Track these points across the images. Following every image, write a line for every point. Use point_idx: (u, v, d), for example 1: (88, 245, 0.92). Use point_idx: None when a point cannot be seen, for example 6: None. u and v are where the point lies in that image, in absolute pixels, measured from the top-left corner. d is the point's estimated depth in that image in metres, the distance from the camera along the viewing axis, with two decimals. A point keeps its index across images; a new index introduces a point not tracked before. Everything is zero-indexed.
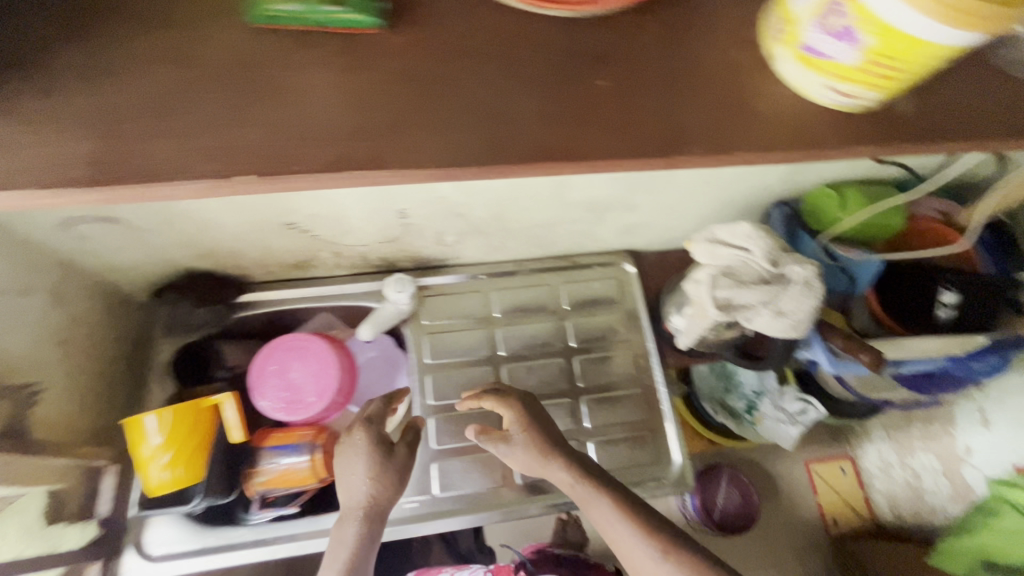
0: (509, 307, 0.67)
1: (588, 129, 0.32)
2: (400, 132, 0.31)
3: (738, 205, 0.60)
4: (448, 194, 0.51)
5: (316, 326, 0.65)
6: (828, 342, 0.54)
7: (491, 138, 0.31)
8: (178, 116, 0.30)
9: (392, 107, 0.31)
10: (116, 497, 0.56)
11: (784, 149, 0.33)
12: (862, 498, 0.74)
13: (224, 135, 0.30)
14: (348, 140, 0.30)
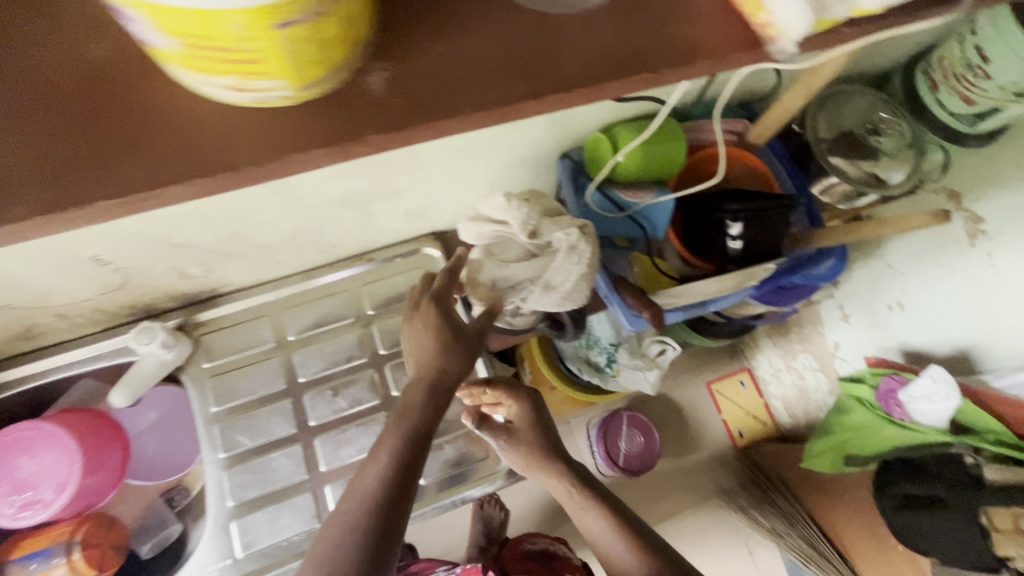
0: (306, 327, 0.76)
1: (434, 108, 0.33)
2: (370, 131, 0.33)
3: (531, 159, 0.69)
4: (144, 229, 0.54)
5: (78, 396, 0.73)
6: (621, 296, 0.68)
7: (353, 121, 0.33)
8: (159, 139, 0.30)
9: (313, 124, 0.32)
10: None
11: (414, 120, 0.33)
12: (762, 404, 1.07)
13: (163, 164, 0.30)
14: (326, 144, 0.32)
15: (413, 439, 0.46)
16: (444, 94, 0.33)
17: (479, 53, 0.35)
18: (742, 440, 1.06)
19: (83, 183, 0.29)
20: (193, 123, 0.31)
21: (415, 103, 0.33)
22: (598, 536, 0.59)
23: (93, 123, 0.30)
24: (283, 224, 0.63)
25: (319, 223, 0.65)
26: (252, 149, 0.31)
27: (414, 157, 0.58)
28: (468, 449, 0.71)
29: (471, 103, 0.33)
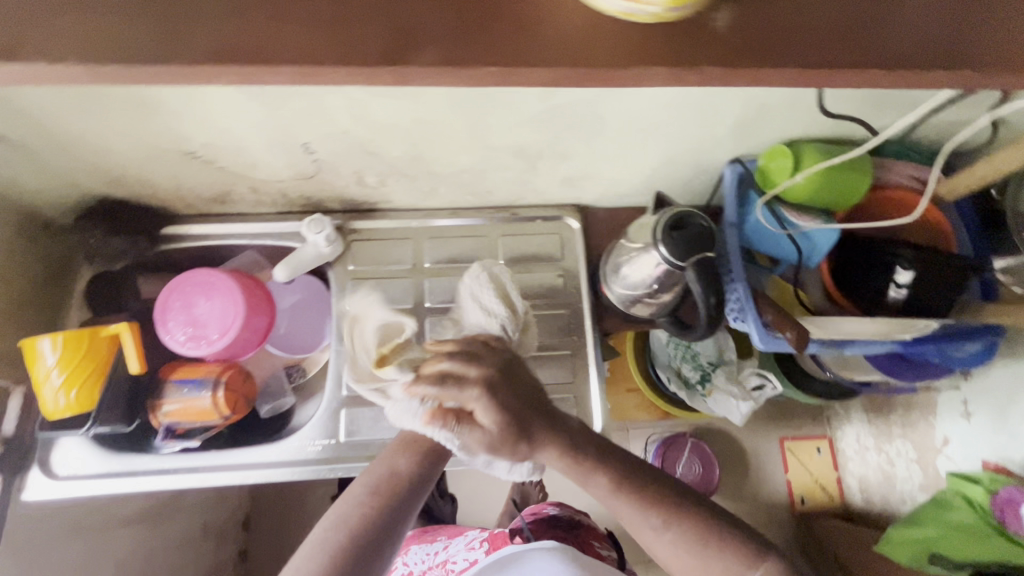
0: (440, 257, 0.70)
1: (584, 51, 0.33)
2: (489, 43, 0.32)
3: (697, 164, 0.63)
4: (345, 124, 0.52)
5: (241, 262, 0.68)
6: (760, 314, 0.56)
7: (520, 48, 0.32)
8: (181, 13, 0.31)
9: (479, 34, 0.32)
10: (23, 418, 0.58)
11: (626, 64, 0.32)
12: (834, 479, 0.86)
13: (254, 36, 0.31)
14: (426, 47, 0.32)
15: (381, 499, 0.41)
16: (692, 41, 0.33)
17: None
18: (802, 507, 0.86)
19: (274, 39, 0.31)
20: (538, 29, 0.33)
21: (492, 44, 0.33)
22: (632, 531, 0.42)
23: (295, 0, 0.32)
24: (459, 158, 0.60)
25: (490, 165, 0.62)
26: (563, 53, 0.32)
27: (604, 120, 0.54)
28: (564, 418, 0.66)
29: (791, 63, 0.33)
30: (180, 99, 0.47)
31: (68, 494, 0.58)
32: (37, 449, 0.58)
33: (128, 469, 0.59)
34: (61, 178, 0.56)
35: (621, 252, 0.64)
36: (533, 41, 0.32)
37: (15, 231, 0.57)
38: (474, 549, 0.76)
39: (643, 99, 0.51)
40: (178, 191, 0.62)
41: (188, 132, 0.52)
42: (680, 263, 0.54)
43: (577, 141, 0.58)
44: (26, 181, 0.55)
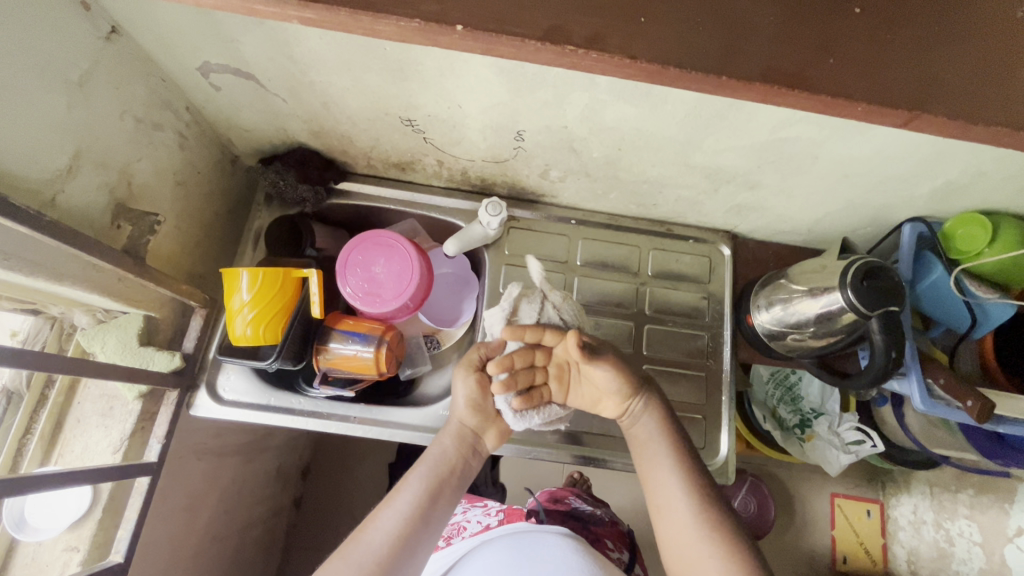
0: (589, 258, 0.99)
1: (864, 81, 0.44)
2: (823, 60, 0.44)
3: (832, 212, 0.86)
4: (572, 126, 0.76)
5: (407, 228, 1.03)
6: (924, 378, 0.73)
7: (830, 75, 0.44)
8: (642, 23, 0.43)
9: (798, 55, 0.44)
10: (199, 337, 0.85)
11: (904, 105, 0.44)
12: (880, 543, 1.10)
13: (637, 28, 0.43)
14: (779, 82, 0.44)
15: (435, 482, 0.60)
16: (891, 85, 0.44)
17: (908, 24, 0.45)
18: (842, 565, 1.11)
19: (751, 58, 0.44)
20: (825, 65, 0.44)
21: (793, 56, 0.44)
22: (664, 488, 0.58)
23: (693, 12, 0.44)
24: (650, 171, 0.84)
25: (668, 179, 0.86)
26: (906, 99, 0.44)
27: (777, 166, 0.76)
28: (686, 432, 0.91)
29: (951, 108, 0.44)
30: (442, 59, 0.66)
31: (229, 415, 0.83)
32: (208, 367, 0.84)
33: (280, 403, 0.84)
34: (280, 126, 0.87)
35: (786, 293, 0.84)
36: (827, 64, 0.44)
37: (199, 150, 0.88)
38: (490, 515, 0.88)
39: (868, 140, 0.67)
40: (368, 149, 0.92)
41: (422, 105, 0.76)
42: (869, 312, 0.70)
43: (770, 176, 0.80)
44: (243, 119, 0.86)
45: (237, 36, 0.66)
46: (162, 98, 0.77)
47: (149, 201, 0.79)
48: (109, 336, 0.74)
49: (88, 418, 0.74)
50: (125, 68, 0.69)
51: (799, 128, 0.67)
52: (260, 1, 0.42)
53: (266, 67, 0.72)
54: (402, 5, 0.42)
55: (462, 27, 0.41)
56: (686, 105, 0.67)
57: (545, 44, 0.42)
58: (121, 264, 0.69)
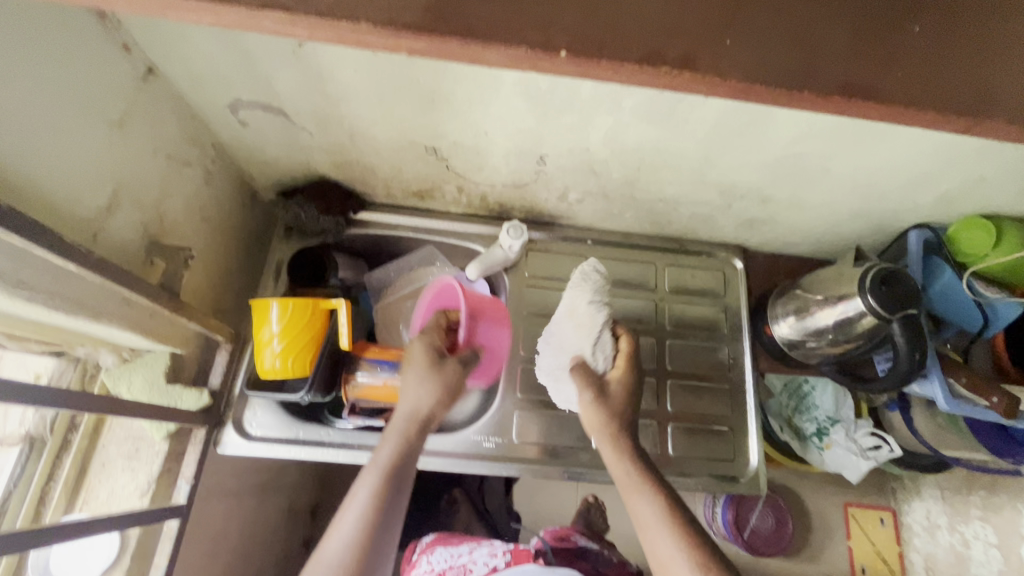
0: (607, 277, 1.01)
1: (931, 93, 0.48)
2: (888, 74, 0.48)
3: (839, 221, 0.90)
4: (594, 149, 0.79)
5: (422, 254, 1.04)
6: (947, 378, 0.75)
7: (896, 89, 0.48)
8: (725, 43, 0.46)
9: (867, 70, 0.48)
10: (224, 374, 0.84)
11: (964, 114, 0.48)
12: (896, 551, 1.07)
13: (721, 48, 0.46)
14: (849, 95, 0.47)
15: (389, 482, 0.56)
16: (953, 94, 0.48)
17: (966, 38, 0.49)
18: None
19: (823, 75, 0.47)
20: (894, 80, 0.48)
21: (856, 71, 0.48)
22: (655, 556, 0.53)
23: (768, 34, 0.47)
24: (666, 190, 0.88)
25: (683, 197, 0.89)
26: (970, 106, 0.48)
27: (789, 179, 0.80)
28: (715, 445, 0.91)
29: (1009, 116, 0.49)
30: (473, 88, 0.69)
31: (257, 451, 0.81)
32: (234, 405, 0.83)
33: (308, 437, 0.82)
34: (302, 158, 0.88)
35: (801, 302, 0.88)
36: (892, 78, 0.48)
37: (223, 185, 0.89)
38: (496, 556, 0.84)
39: (876, 153, 0.72)
40: (388, 179, 0.94)
41: (447, 133, 0.79)
42: (889, 315, 0.73)
43: (782, 191, 0.84)
44: (269, 153, 0.87)
45: (272, 72, 0.68)
46: (191, 135, 0.78)
47: (177, 237, 0.80)
48: (134, 376, 0.73)
49: (114, 462, 0.73)
50: (158, 106, 0.70)
51: (813, 142, 0.71)
52: (371, 32, 0.44)
53: (297, 102, 0.74)
54: (511, 34, 0.44)
55: (566, 52, 0.44)
56: (709, 124, 0.70)
57: (642, 67, 0.45)
58: (156, 299, 0.69)
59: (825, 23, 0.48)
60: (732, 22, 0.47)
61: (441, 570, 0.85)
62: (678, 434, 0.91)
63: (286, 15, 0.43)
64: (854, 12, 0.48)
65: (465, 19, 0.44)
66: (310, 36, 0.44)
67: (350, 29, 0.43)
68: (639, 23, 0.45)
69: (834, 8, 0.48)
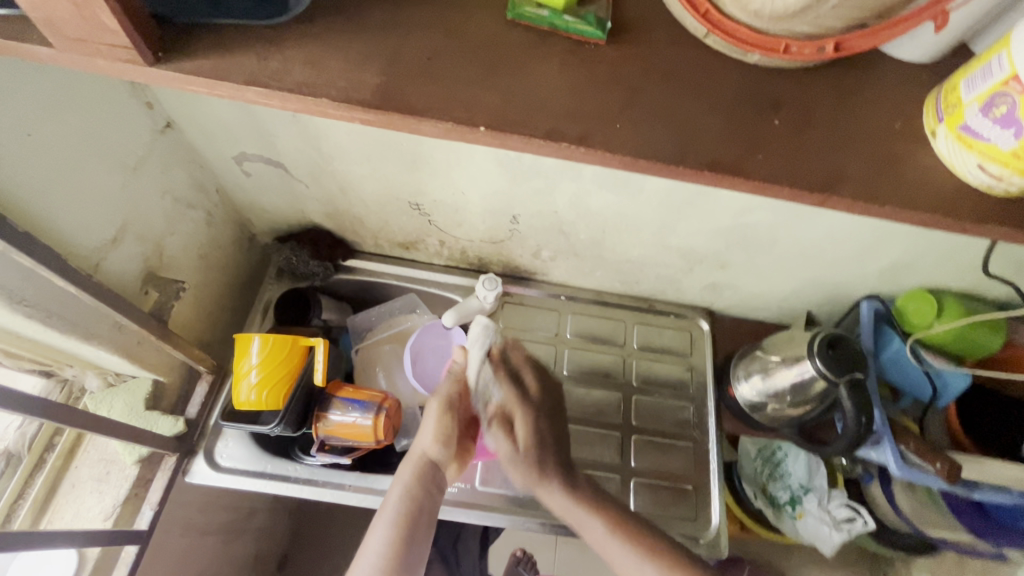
0: (575, 331, 1.09)
1: (794, 172, 0.54)
2: (754, 156, 0.54)
3: (782, 287, 1.00)
4: (558, 211, 0.90)
5: (404, 303, 1.13)
6: (897, 445, 0.80)
7: (763, 168, 0.54)
8: (610, 126, 0.55)
9: (736, 152, 0.54)
10: (202, 406, 0.91)
11: (827, 194, 0.52)
12: None
13: (605, 128, 0.55)
14: (716, 169, 0.53)
15: (403, 526, 0.61)
16: (817, 175, 0.53)
17: (827, 131, 0.55)
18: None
19: (694, 154, 0.54)
20: (760, 160, 0.54)
21: (728, 152, 0.55)
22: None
23: (645, 120, 0.56)
24: (628, 251, 0.98)
25: (641, 259, 1.00)
26: (833, 186, 0.52)
27: (726, 247, 0.91)
28: (662, 500, 0.95)
29: (874, 197, 0.52)
30: (449, 153, 0.81)
31: (225, 482, 0.86)
32: (208, 435, 0.88)
33: (274, 471, 0.87)
34: (297, 206, 1.00)
35: (762, 363, 0.95)
36: (758, 159, 0.54)
37: (222, 229, 1.01)
38: None
39: (793, 225, 0.83)
40: (377, 231, 1.05)
41: (428, 191, 0.91)
42: (837, 378, 0.80)
43: (739, 256, 0.93)
44: (268, 201, 0.99)
45: (276, 133, 0.82)
46: (198, 181, 0.90)
47: (177, 273, 0.91)
48: (116, 401, 0.83)
49: (84, 484, 0.81)
50: (172, 158, 0.83)
51: (759, 214, 0.82)
52: (330, 103, 0.51)
53: (296, 158, 0.87)
54: (441, 109, 0.53)
55: (485, 126, 0.52)
56: (657, 195, 0.82)
57: (547, 141, 0.53)
58: (146, 324, 0.78)
59: (698, 114, 0.56)
60: (616, 111, 0.56)
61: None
62: (641, 490, 0.96)
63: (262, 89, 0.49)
64: (724, 107, 0.57)
65: (404, 99, 0.53)
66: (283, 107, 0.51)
67: (310, 102, 0.51)
68: (540, 109, 0.55)
69: (704, 102, 0.57)
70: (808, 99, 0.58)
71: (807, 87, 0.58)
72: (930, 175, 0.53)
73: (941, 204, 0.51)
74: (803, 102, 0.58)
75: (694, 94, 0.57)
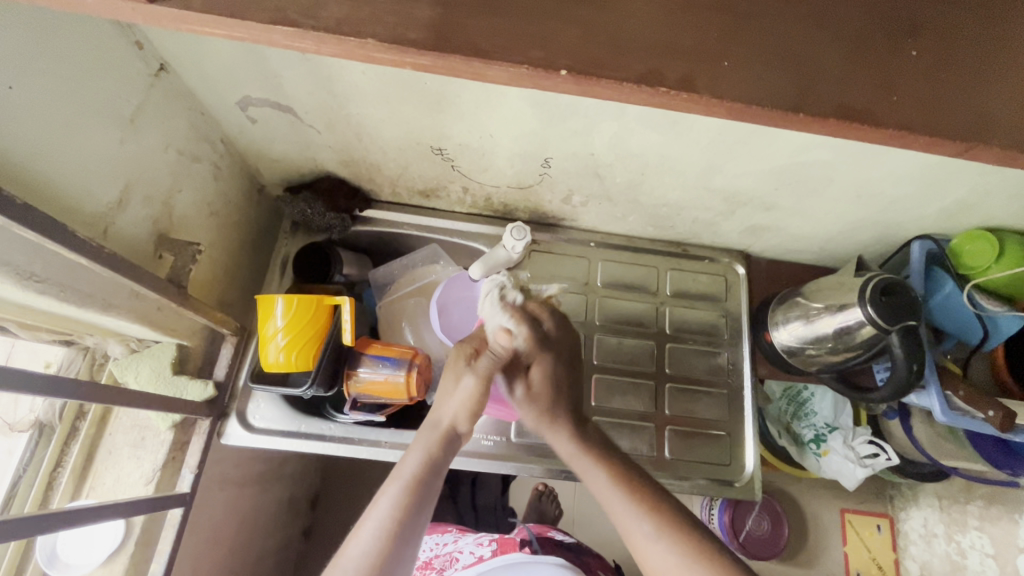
0: (606, 279, 1.02)
1: (926, 115, 0.48)
2: (884, 97, 0.48)
3: (838, 230, 0.91)
4: (598, 154, 0.80)
5: (425, 254, 1.05)
6: (946, 392, 0.76)
7: (895, 114, 0.48)
8: (724, 66, 0.47)
9: (865, 95, 0.48)
10: (229, 366, 0.85)
11: (965, 140, 0.48)
12: (894, 557, 1.08)
13: (718, 69, 0.47)
14: (845, 117, 0.47)
15: (414, 492, 0.54)
16: (953, 120, 0.48)
17: (965, 63, 0.48)
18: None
19: (818, 97, 0.47)
20: (893, 102, 0.48)
21: (856, 91, 0.48)
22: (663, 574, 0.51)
23: (765, 57, 0.48)
24: (668, 196, 0.89)
25: (685, 203, 0.90)
26: (966, 132, 0.48)
27: (790, 188, 0.81)
28: (704, 448, 0.92)
29: (1014, 142, 0.48)
30: (479, 92, 0.70)
31: (259, 442, 0.83)
32: (239, 395, 0.85)
33: (308, 430, 0.84)
34: (310, 156, 0.90)
35: (803, 310, 0.87)
36: (887, 100, 0.48)
37: (232, 181, 0.91)
38: (482, 545, 0.90)
39: (875, 164, 0.73)
40: (394, 178, 0.95)
41: (452, 134, 0.80)
42: (889, 327, 0.74)
43: (785, 199, 0.84)
44: (276, 149, 0.88)
45: (282, 72, 0.70)
46: (200, 129, 0.79)
47: (189, 234, 0.83)
48: (142, 366, 0.75)
49: (120, 450, 0.74)
50: (170, 103, 0.72)
51: (814, 153, 0.72)
52: (378, 48, 0.44)
53: (307, 101, 0.75)
54: (512, 51, 0.45)
55: (567, 71, 0.45)
56: (712, 132, 0.71)
57: (640, 87, 0.46)
58: (165, 293, 0.70)
59: (822, 46, 0.48)
60: (729, 44, 0.47)
61: (428, 558, 0.94)
62: (673, 438, 0.92)
63: (293, 29, 0.43)
64: (853, 35, 0.48)
65: (468, 37, 0.45)
66: (318, 49, 0.45)
67: (356, 45, 0.44)
68: (615, 40, 0.46)
69: (829, 29, 0.48)
70: (946, 17, 0.49)
71: (944, 4, 0.49)
72: None
73: None
74: (941, 22, 0.49)
75: (820, 20, 0.48)
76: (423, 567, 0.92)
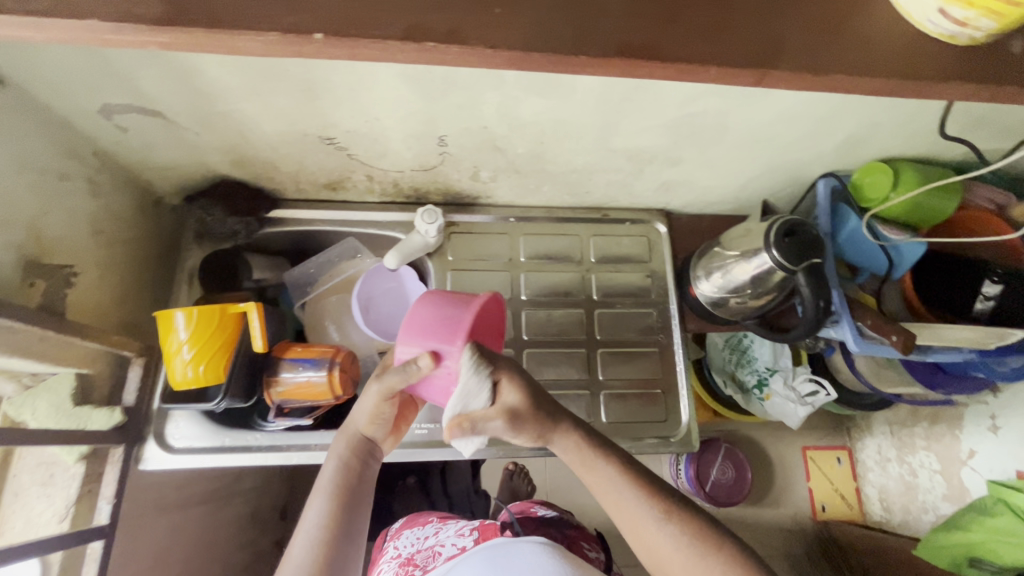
0: (532, 253, 0.95)
1: (750, 44, 0.41)
2: (683, 33, 0.40)
3: (762, 176, 0.85)
4: (491, 126, 0.72)
5: (344, 249, 0.94)
6: (857, 320, 0.71)
7: (727, 46, 0.41)
8: (497, 12, 0.39)
9: (658, 31, 0.40)
10: (140, 386, 0.74)
11: (784, 74, 0.41)
12: (855, 486, 1.13)
13: (486, 17, 0.38)
14: (623, 57, 0.39)
15: (342, 504, 0.49)
16: (804, 51, 0.41)
17: None
18: (823, 514, 1.14)
19: (596, 33, 0.40)
20: (707, 30, 0.41)
21: (661, 25, 0.40)
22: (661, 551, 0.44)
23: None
24: (575, 161, 0.82)
25: (599, 164, 0.83)
26: (826, 66, 0.41)
27: (707, 139, 0.75)
28: (646, 410, 0.90)
29: (907, 73, 0.41)
30: (347, 74, 0.60)
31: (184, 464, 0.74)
32: (154, 418, 0.75)
33: (235, 443, 0.75)
34: (200, 160, 0.74)
35: (720, 260, 0.83)
36: (683, 38, 0.40)
37: (124, 200, 0.75)
38: (464, 535, 0.83)
39: (780, 103, 0.67)
40: (295, 174, 0.81)
41: (335, 121, 0.69)
42: (793, 268, 0.70)
43: (690, 151, 0.79)
44: (155, 155, 0.71)
45: (134, 73, 0.57)
46: (68, 147, 0.64)
47: (79, 263, 0.67)
48: (38, 402, 0.64)
49: (27, 491, 0.65)
50: (21, 120, 0.58)
51: (702, 101, 0.67)
52: (105, 28, 0.34)
53: (173, 100, 0.62)
54: (261, 16, 0.36)
55: (321, 34, 0.36)
56: (599, 87, 0.64)
57: (406, 44, 0.37)
58: (39, 324, 0.58)
59: None
60: None
61: (409, 554, 0.85)
62: (611, 402, 0.89)
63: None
64: None
65: (208, 6, 0.35)
66: (39, 41, 0.35)
67: (83, 31, 0.34)
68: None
69: None
70: None
71: None
72: (890, 37, 0.42)
73: (979, 72, 0.42)
74: None
75: None
76: (405, 563, 0.83)
